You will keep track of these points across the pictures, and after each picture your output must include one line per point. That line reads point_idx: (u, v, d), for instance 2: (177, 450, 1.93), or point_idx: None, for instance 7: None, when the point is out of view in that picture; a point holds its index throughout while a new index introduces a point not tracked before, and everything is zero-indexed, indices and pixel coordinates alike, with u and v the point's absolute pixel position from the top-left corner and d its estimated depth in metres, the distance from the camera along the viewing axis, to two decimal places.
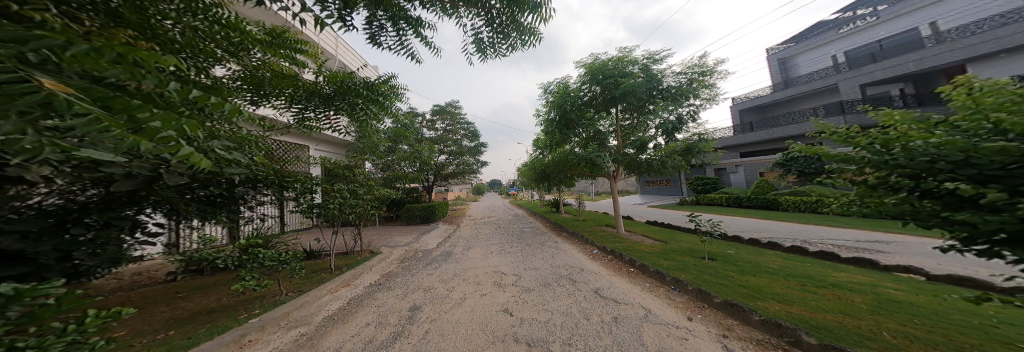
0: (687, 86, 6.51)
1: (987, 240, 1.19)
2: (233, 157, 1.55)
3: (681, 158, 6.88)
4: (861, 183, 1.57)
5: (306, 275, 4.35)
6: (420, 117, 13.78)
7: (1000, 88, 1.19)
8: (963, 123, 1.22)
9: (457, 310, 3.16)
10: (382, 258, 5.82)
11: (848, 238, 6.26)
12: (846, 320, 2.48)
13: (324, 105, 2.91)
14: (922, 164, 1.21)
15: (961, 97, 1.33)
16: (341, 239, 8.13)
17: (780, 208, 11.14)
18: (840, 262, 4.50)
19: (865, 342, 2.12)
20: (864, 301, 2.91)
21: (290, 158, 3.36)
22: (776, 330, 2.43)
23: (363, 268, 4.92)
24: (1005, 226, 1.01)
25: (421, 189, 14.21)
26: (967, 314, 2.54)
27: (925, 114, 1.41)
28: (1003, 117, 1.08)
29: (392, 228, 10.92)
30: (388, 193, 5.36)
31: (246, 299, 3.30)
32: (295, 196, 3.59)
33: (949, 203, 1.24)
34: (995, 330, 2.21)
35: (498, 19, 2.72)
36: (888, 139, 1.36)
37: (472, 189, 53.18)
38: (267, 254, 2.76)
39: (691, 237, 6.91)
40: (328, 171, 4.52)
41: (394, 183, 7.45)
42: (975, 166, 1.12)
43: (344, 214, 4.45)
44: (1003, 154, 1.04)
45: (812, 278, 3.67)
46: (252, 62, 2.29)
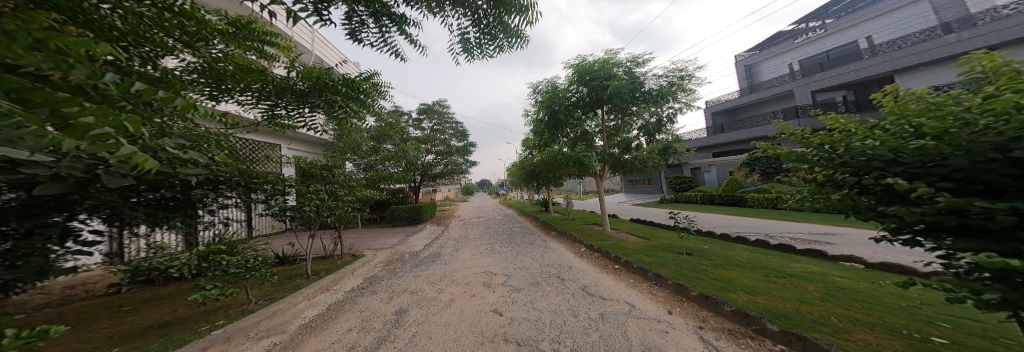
0: (668, 89, 6.77)
1: (911, 230, 1.35)
2: (190, 157, 1.40)
3: (660, 158, 7.20)
4: (814, 180, 1.73)
5: (278, 281, 4.10)
6: (406, 115, 13.42)
7: (924, 96, 1.35)
8: (890, 126, 1.40)
9: (447, 311, 3.12)
10: (365, 261, 5.63)
11: (803, 231, 6.87)
12: (803, 308, 2.70)
13: (298, 102, 2.72)
14: (861, 162, 1.37)
15: (892, 104, 1.49)
16: (322, 243, 7.79)
17: (748, 205, 12.00)
18: (796, 253, 4.90)
19: (817, 327, 2.32)
20: (817, 289, 3.18)
21: (260, 158, 3.15)
22: (745, 319, 2.60)
23: (344, 272, 4.74)
24: (926, 217, 1.14)
25: (407, 190, 13.89)
26: (899, 297, 2.86)
27: (862, 119, 1.58)
28: (929, 121, 1.23)
29: (376, 230, 10.57)
30: (372, 194, 5.21)
31: (206, 310, 3.04)
32: (265, 198, 3.37)
33: (881, 198, 1.39)
34: (920, 310, 2.52)
35: (485, 19, 2.71)
36: (835, 140, 1.50)
37: (461, 190, 52.19)
38: (231, 261, 2.52)
39: (670, 233, 7.27)
40: (303, 171, 4.29)
41: (379, 184, 7.20)
42: (902, 165, 1.28)
43: (320, 217, 4.24)
44: (923, 154, 1.20)
45: (775, 269, 3.96)
46: (212, 54, 2.09)
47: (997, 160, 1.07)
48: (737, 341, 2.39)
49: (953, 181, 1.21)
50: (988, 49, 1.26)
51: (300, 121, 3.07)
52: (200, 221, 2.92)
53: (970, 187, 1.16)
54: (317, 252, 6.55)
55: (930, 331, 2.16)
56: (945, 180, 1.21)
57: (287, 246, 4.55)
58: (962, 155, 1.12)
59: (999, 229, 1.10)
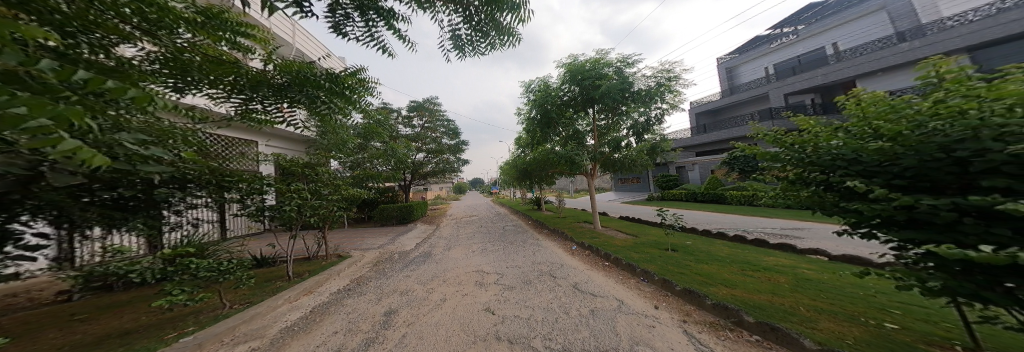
0: (656, 90, 6.93)
1: (869, 223, 1.48)
2: (152, 153, 1.32)
3: (648, 158, 7.37)
4: (786, 177, 1.84)
5: (257, 285, 3.93)
6: (395, 112, 13.09)
7: (882, 99, 1.46)
8: (854, 128, 1.52)
9: (438, 311, 3.09)
10: (352, 262, 5.47)
11: (777, 226, 7.27)
12: (775, 300, 2.86)
13: (277, 97, 2.57)
14: (828, 161, 1.50)
15: (855, 107, 1.60)
16: (307, 245, 7.51)
17: (728, 202, 12.56)
18: (770, 247, 5.18)
19: (788, 317, 2.47)
20: (787, 281, 3.38)
21: (235, 156, 2.99)
22: (725, 312, 2.74)
23: (329, 273, 4.58)
24: (882, 211, 1.26)
25: (397, 189, 13.61)
26: (860, 287, 3.08)
27: (829, 121, 1.70)
28: (887, 123, 1.34)
29: (364, 230, 10.29)
30: (359, 193, 5.10)
31: (173, 317, 2.87)
32: (240, 197, 3.20)
33: (844, 194, 1.52)
34: (876, 299, 2.73)
35: (477, 16, 2.68)
36: (805, 141, 1.62)
37: (453, 189, 51.68)
38: (203, 264, 2.38)
39: (657, 230, 7.52)
40: (283, 169, 4.10)
41: (366, 183, 7.00)
42: (864, 163, 1.40)
43: (302, 217, 4.08)
44: (883, 154, 1.32)
45: (751, 264, 4.16)
46: (177, 44, 1.94)
47: (942, 160, 1.18)
48: (717, 333, 2.51)
49: (905, 179, 1.33)
50: (938, 57, 1.37)
51: (278, 117, 2.91)
52: (164, 222, 2.72)
53: (920, 184, 1.28)
54: (300, 253, 6.30)
55: (886, 318, 2.34)
56: (898, 177, 1.33)
57: (267, 247, 4.36)
58: (915, 155, 1.23)
59: (943, 223, 1.22)
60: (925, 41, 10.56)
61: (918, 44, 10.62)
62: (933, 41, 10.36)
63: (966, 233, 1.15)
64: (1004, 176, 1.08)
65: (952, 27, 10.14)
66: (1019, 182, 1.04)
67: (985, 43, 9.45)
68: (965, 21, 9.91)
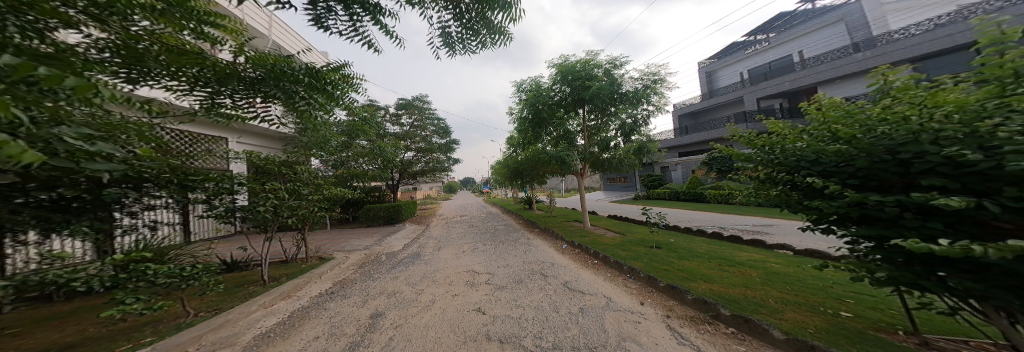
0: (644, 92, 7.06)
1: (829, 218, 1.68)
2: (99, 151, 1.22)
3: (635, 158, 7.53)
4: (757, 176, 2.02)
5: (226, 290, 3.70)
6: (383, 110, 12.74)
7: (840, 105, 1.65)
8: (814, 131, 1.71)
9: (427, 312, 3.02)
10: (336, 263, 5.29)
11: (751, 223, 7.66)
12: (748, 293, 3.01)
13: (250, 91, 2.32)
14: (793, 161, 1.70)
15: (816, 111, 1.77)
16: (285, 247, 7.16)
17: (708, 201, 13.10)
18: (742, 243, 5.46)
19: (758, 309, 2.60)
20: (758, 274, 3.56)
21: (200, 153, 2.77)
22: (704, 306, 2.84)
23: (309, 276, 4.39)
24: (837, 208, 1.45)
25: (384, 188, 13.26)
26: (820, 278, 3.28)
27: (794, 124, 1.86)
28: (843, 127, 1.53)
29: (348, 231, 9.96)
30: (343, 193, 4.97)
31: (126, 327, 2.63)
32: (206, 199, 2.89)
33: (806, 191, 1.72)
34: (831, 290, 2.94)
35: (467, 14, 2.64)
36: (774, 142, 1.81)
37: (443, 189, 50.98)
38: (160, 270, 2.20)
39: (643, 228, 7.75)
40: (256, 167, 3.89)
41: (352, 182, 6.77)
42: (823, 164, 1.60)
43: (277, 218, 3.89)
44: (840, 155, 1.52)
45: (726, 259, 4.36)
46: (129, 32, 1.71)
47: (888, 161, 1.37)
48: (697, 326, 2.59)
49: (857, 178, 1.52)
50: (888, 67, 1.54)
51: (251, 112, 2.67)
52: (116, 225, 2.29)
53: (869, 183, 1.47)
54: (278, 256, 6.00)
55: (842, 307, 2.52)
56: (852, 176, 1.51)
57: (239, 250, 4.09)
58: (866, 157, 1.42)
59: (889, 217, 1.40)
60: (876, 51, 11.47)
61: (870, 54, 11.53)
62: (882, 52, 11.28)
63: (910, 228, 1.32)
64: (940, 176, 1.26)
65: (898, 40, 11.08)
66: (951, 181, 1.21)
67: (925, 54, 10.39)
68: (909, 35, 10.85)
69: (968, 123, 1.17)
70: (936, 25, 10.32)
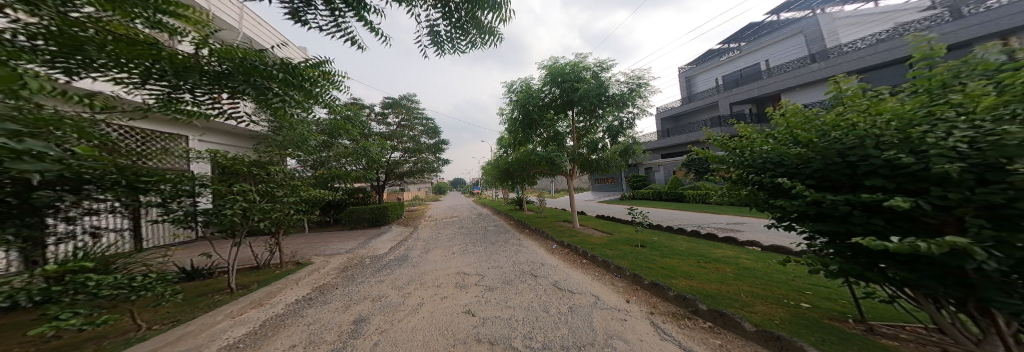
0: (629, 95, 7.26)
1: (791, 216, 1.94)
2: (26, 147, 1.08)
3: (622, 159, 7.73)
4: (730, 178, 2.33)
5: (186, 300, 3.43)
6: (367, 109, 12.34)
7: (799, 112, 1.89)
8: (777, 136, 1.98)
9: (414, 316, 2.95)
10: (316, 268, 5.09)
11: (726, 221, 8.10)
12: (723, 287, 3.18)
13: (213, 87, 2.04)
14: (760, 163, 1.97)
15: (780, 117, 2.00)
16: (257, 252, 6.74)
17: (688, 201, 13.70)
18: (718, 240, 5.75)
19: (732, 303, 2.75)
20: (732, 270, 3.77)
21: (154, 152, 2.52)
22: (683, 302, 2.97)
23: (284, 282, 4.17)
24: (796, 204, 1.72)
25: (369, 189, 12.88)
26: (783, 272, 3.53)
27: (762, 129, 2.09)
28: (802, 132, 1.79)
29: (329, 234, 9.55)
30: (325, 194, 4.79)
31: (66, 345, 2.36)
32: (164, 200, 2.66)
33: (772, 189, 2.00)
34: (793, 282, 3.19)
35: (457, 13, 2.61)
36: (744, 146, 2.09)
37: (432, 189, 50.13)
38: (105, 280, 1.82)
39: (628, 227, 8.01)
40: (222, 167, 3.64)
41: (334, 183, 6.51)
42: (785, 166, 1.87)
43: (246, 223, 3.65)
44: (798, 158, 1.79)
45: (704, 256, 4.56)
46: (69, 18, 1.50)
47: (838, 163, 1.62)
48: (678, 321, 2.70)
49: (814, 179, 1.79)
50: (841, 77, 1.80)
51: (216, 108, 2.41)
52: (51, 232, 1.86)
53: (824, 183, 1.75)
54: (249, 262, 5.63)
55: (803, 299, 2.74)
56: (807, 176, 1.80)
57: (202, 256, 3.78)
58: (821, 158, 1.68)
59: (841, 214, 1.65)
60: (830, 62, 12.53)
61: (825, 65, 12.60)
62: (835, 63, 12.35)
63: (856, 222, 1.57)
64: (880, 177, 1.50)
65: (848, 53, 12.18)
66: (889, 181, 1.45)
67: (871, 66, 11.43)
68: (857, 48, 11.93)
69: (902, 130, 1.40)
70: (878, 40, 11.42)
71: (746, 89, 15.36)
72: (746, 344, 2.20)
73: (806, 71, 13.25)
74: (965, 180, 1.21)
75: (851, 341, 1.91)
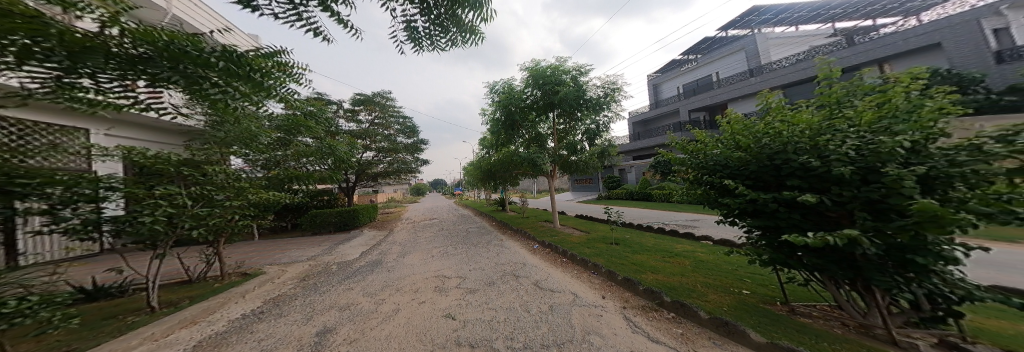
0: (605, 99, 7.54)
1: (733, 213, 2.20)
2: None
3: (599, 160, 7.99)
4: (688, 179, 2.50)
5: (89, 322, 2.84)
6: (334, 105, 11.39)
7: (741, 120, 2.15)
8: (724, 141, 2.22)
9: (387, 323, 2.76)
10: (268, 279, 4.55)
11: (689, 219, 8.74)
12: (681, 279, 3.43)
13: (126, 73, 1.52)
14: (711, 164, 2.21)
15: (727, 123, 2.25)
16: (192, 264, 5.94)
17: (655, 199, 14.62)
18: (680, 236, 6.19)
19: (691, 293, 2.95)
20: (690, 263, 4.07)
21: (42, 148, 2.07)
22: (650, 295, 3.14)
23: (224, 296, 3.68)
24: (740, 201, 1.95)
25: (337, 191, 12.04)
26: (729, 263, 3.90)
27: (713, 134, 2.31)
28: (744, 137, 2.03)
29: (286, 241, 8.66)
30: (280, 197, 4.35)
31: None
32: (54, 208, 2.11)
33: (718, 190, 2.23)
34: (739, 271, 3.54)
35: (436, 10, 2.48)
36: (700, 148, 2.31)
37: (410, 191, 48.32)
38: None
39: (604, 226, 8.33)
40: (137, 166, 3.07)
41: (294, 186, 5.82)
42: (729, 167, 2.13)
43: (171, 234, 3.16)
44: (738, 161, 2.06)
45: (667, 251, 4.88)
46: None
47: (767, 165, 1.91)
48: (646, 313, 2.84)
49: (750, 179, 2.05)
50: (769, 91, 2.11)
51: (126, 98, 1.84)
52: None
53: (757, 183, 2.01)
54: (179, 275, 4.91)
55: (744, 286, 3.05)
56: (746, 177, 2.05)
57: (107, 271, 3.16)
58: (757, 161, 1.94)
59: (771, 210, 1.92)
60: (763, 77, 14.16)
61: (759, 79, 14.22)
62: (766, 79, 14.00)
63: (785, 215, 1.83)
64: (797, 178, 1.79)
65: (776, 69, 13.82)
66: (805, 180, 1.75)
67: (792, 82, 13.21)
68: (782, 66, 13.61)
69: (814, 136, 1.70)
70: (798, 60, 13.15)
71: (701, 97, 16.80)
72: (702, 331, 2.35)
73: (745, 84, 14.84)
74: (858, 178, 1.52)
75: (779, 321, 2.19)
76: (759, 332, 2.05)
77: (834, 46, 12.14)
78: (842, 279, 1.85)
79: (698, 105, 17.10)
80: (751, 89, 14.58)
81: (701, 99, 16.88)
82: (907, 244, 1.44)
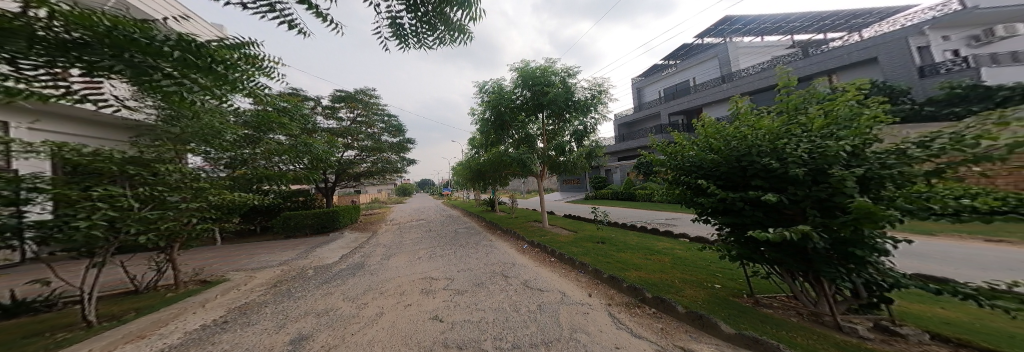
0: (592, 101, 7.67)
1: (704, 212, 2.30)
2: None
3: (586, 161, 8.09)
4: (667, 180, 2.54)
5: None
6: (311, 101, 10.96)
7: (712, 124, 2.24)
8: (696, 143, 2.29)
9: (370, 327, 2.68)
10: (232, 287, 4.31)
11: (670, 217, 9.07)
12: (661, 275, 3.55)
13: (56, 59, 1.18)
14: (685, 165, 2.28)
15: (699, 126, 2.33)
16: (140, 273, 5.43)
17: (638, 199, 15.06)
18: (660, 233, 6.41)
19: (671, 289, 3.05)
20: (669, 260, 4.22)
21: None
22: (632, 292, 3.23)
23: (180, 306, 3.43)
24: (712, 200, 2.03)
25: (314, 192, 11.74)
26: (704, 259, 4.08)
27: (688, 138, 2.38)
28: (715, 140, 2.12)
29: (256, 246, 8.20)
30: (248, 198, 4.10)
31: None
32: None
33: (692, 190, 2.31)
34: (712, 266, 3.71)
35: (423, 7, 2.43)
36: (675, 151, 2.37)
37: (396, 192, 47.30)
38: None
39: (591, 225, 8.49)
40: (67, 165, 2.65)
41: (261, 187, 5.48)
42: (701, 169, 2.21)
43: (111, 240, 2.76)
44: (710, 163, 2.13)
45: (648, 249, 5.03)
46: None
47: (735, 166, 2.01)
48: (628, 310, 2.91)
49: (719, 180, 2.14)
50: (739, 98, 2.20)
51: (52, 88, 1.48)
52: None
53: (727, 184, 2.11)
54: (121, 287, 4.45)
55: (715, 280, 3.21)
56: (719, 178, 2.14)
57: (31, 283, 2.79)
58: (727, 162, 2.03)
59: (739, 209, 2.02)
60: (733, 84, 14.94)
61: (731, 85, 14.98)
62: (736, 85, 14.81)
63: (752, 213, 1.94)
64: (760, 179, 1.91)
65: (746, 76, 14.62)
66: (766, 181, 1.86)
67: (757, 89, 14.03)
68: (750, 73, 14.40)
69: (775, 140, 1.83)
70: (763, 68, 13.97)
71: (681, 100, 17.43)
72: (680, 325, 2.44)
73: (719, 89, 15.56)
74: (811, 178, 1.66)
75: (747, 313, 2.32)
76: (729, 323, 2.16)
77: (790, 57, 12.85)
78: (795, 271, 1.99)
79: (677, 108, 17.75)
80: (724, 93, 15.31)
81: (681, 103, 17.52)
82: (849, 238, 1.60)
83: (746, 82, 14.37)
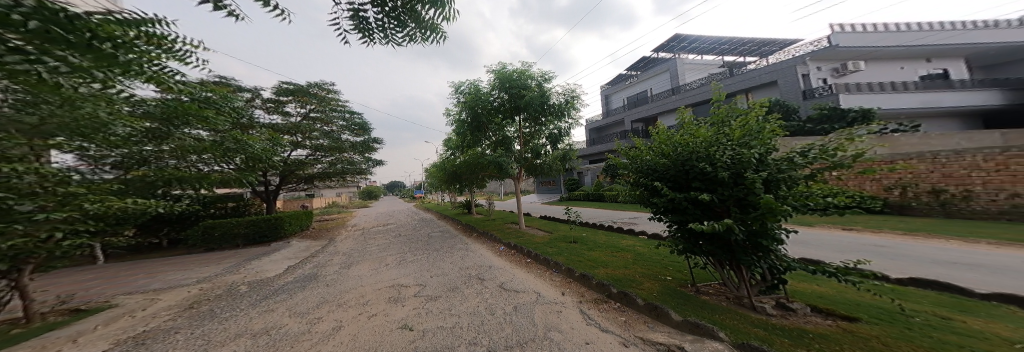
0: (567, 106, 7.95)
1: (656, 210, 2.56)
2: None
3: (561, 163, 8.26)
4: (629, 182, 2.78)
5: None
6: (248, 93, 9.94)
7: (665, 131, 2.50)
8: (651, 148, 2.54)
9: (331, 341, 2.53)
10: (131, 311, 3.78)
11: (636, 216, 9.69)
12: (627, 271, 3.85)
13: None
14: (644, 168, 2.51)
15: (655, 134, 2.59)
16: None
17: (607, 200, 15.89)
18: (625, 232, 6.87)
19: (634, 283, 3.33)
20: (632, 256, 4.59)
21: None
22: (600, 288, 3.46)
23: (42, 343, 2.73)
24: (663, 199, 2.29)
25: (249, 197, 10.79)
26: (660, 254, 4.51)
27: (647, 143, 2.62)
28: (666, 145, 2.37)
29: (159, 263, 7.08)
30: (164, 204, 3.53)
31: None
32: None
33: (649, 191, 2.57)
34: (667, 260, 4.12)
35: (392, 2, 2.40)
36: (635, 155, 2.60)
37: (360, 195, 44.15)
38: None
39: (565, 225, 8.77)
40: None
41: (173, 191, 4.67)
42: (655, 171, 2.46)
43: None
44: (662, 166, 2.39)
45: (614, 246, 5.39)
46: None
47: (681, 169, 2.29)
48: (597, 305, 3.11)
49: (670, 181, 2.41)
50: (684, 108, 2.49)
51: None
52: None
53: (675, 184, 2.37)
54: None
55: (666, 273, 3.59)
56: (669, 180, 2.39)
57: None
58: (675, 165, 2.30)
59: (684, 207, 2.29)
60: (682, 96, 16.53)
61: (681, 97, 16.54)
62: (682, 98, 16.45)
63: (694, 210, 2.22)
64: (700, 180, 2.20)
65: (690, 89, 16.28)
66: (703, 183, 2.16)
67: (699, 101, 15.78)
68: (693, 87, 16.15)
69: (708, 147, 2.13)
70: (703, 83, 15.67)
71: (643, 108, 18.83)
72: (638, 316, 2.69)
73: (671, 100, 17.10)
74: (733, 179, 1.97)
75: (692, 300, 2.64)
76: (678, 312, 2.43)
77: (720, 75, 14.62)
78: (724, 261, 2.33)
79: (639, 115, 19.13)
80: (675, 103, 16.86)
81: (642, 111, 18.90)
82: (761, 231, 1.94)
83: (690, 96, 16.09)
